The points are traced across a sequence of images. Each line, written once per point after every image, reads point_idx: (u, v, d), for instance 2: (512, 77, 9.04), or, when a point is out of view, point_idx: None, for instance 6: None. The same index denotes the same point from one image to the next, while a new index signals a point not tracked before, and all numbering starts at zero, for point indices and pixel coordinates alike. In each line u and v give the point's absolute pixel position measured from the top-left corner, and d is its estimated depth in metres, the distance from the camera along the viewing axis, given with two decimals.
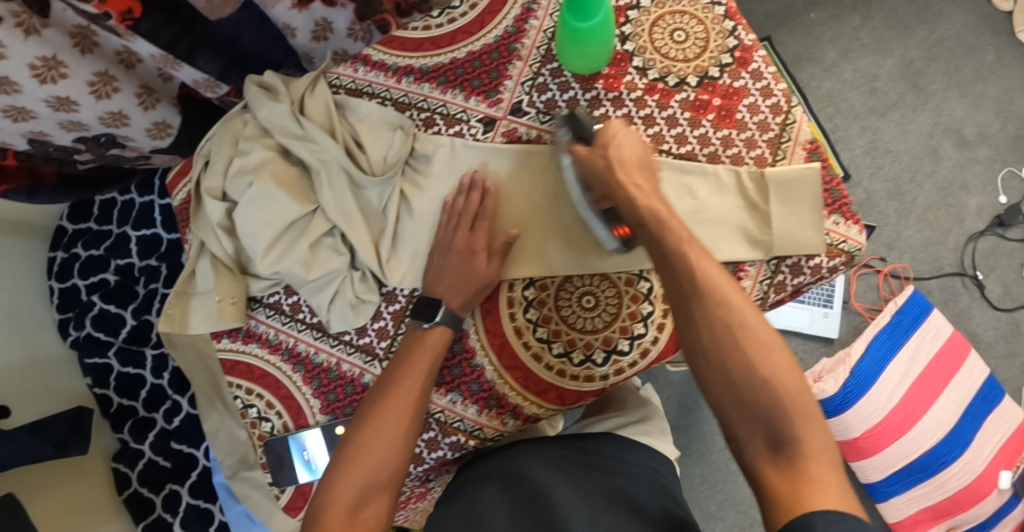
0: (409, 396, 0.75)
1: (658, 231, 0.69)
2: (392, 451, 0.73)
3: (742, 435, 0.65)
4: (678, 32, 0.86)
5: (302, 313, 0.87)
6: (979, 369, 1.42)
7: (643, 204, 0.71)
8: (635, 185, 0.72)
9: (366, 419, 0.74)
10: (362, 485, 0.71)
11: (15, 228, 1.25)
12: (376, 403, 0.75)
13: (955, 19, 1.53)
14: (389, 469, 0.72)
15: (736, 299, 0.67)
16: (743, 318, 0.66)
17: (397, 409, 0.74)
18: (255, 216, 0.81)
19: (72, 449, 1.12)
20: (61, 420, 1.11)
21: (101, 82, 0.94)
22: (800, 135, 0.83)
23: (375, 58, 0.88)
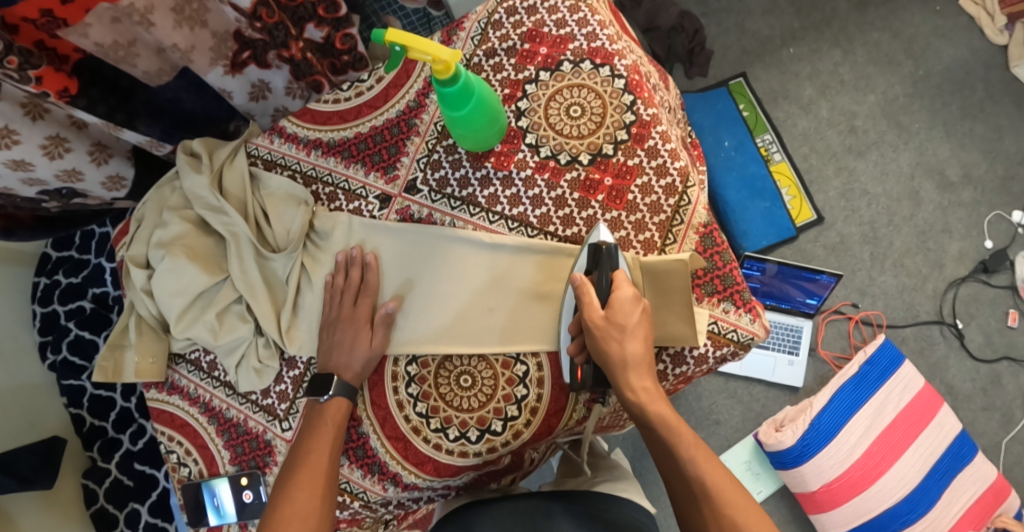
0: (319, 469, 0.78)
1: (667, 434, 0.75)
2: (309, 518, 0.75)
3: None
4: (574, 107, 0.87)
5: (217, 370, 0.94)
6: (950, 424, 1.36)
7: (614, 356, 0.74)
8: (644, 389, 0.75)
9: (284, 487, 0.77)
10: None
11: (6, 256, 1.35)
12: (293, 472, 0.78)
13: (944, 53, 1.45)
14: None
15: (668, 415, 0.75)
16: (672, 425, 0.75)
17: (313, 478, 0.77)
18: (168, 286, 0.87)
19: (38, 484, 1.22)
20: (32, 455, 1.23)
21: (53, 145, 1.00)
22: (692, 218, 0.84)
23: (289, 130, 0.92)
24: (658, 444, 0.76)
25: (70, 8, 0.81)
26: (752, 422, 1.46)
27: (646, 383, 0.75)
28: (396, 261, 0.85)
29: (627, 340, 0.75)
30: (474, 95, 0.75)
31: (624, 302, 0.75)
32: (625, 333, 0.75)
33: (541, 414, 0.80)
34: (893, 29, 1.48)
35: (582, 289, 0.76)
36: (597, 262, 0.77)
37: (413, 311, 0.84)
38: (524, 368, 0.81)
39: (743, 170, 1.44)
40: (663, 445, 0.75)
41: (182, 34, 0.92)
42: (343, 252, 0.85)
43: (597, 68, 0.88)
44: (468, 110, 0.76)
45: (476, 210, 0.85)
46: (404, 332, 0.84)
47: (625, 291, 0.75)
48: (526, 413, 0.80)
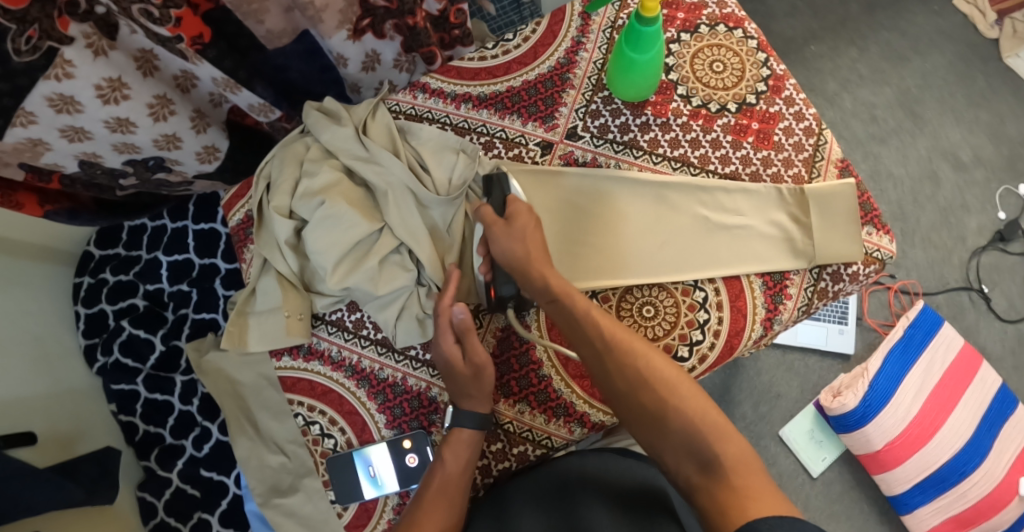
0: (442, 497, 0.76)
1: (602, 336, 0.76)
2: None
3: (672, 465, 0.70)
4: (717, 63, 0.93)
5: (365, 329, 0.90)
6: (991, 380, 1.48)
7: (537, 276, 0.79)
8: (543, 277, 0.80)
9: (412, 521, 0.75)
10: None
11: (39, 254, 1.28)
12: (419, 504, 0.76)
13: (946, 50, 1.63)
14: None
15: (607, 324, 0.77)
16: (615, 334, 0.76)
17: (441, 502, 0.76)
18: (326, 234, 0.85)
19: (100, 498, 1.12)
20: (88, 467, 1.14)
21: (159, 105, 0.97)
22: (832, 154, 0.90)
23: (433, 86, 0.93)
24: (599, 348, 0.76)
25: None
26: (809, 392, 1.53)
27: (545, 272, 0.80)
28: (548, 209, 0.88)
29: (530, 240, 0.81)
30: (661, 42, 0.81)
31: (519, 210, 0.82)
32: (519, 232, 0.81)
33: (723, 336, 0.83)
34: (900, 29, 1.65)
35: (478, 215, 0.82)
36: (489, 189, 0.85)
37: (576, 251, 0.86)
38: (703, 294, 0.84)
39: None
40: (604, 353, 0.76)
41: None
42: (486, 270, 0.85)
43: (731, 30, 0.95)
44: (652, 56, 0.82)
45: (638, 153, 0.89)
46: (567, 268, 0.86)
47: (515, 205, 0.82)
48: (710, 336, 0.83)
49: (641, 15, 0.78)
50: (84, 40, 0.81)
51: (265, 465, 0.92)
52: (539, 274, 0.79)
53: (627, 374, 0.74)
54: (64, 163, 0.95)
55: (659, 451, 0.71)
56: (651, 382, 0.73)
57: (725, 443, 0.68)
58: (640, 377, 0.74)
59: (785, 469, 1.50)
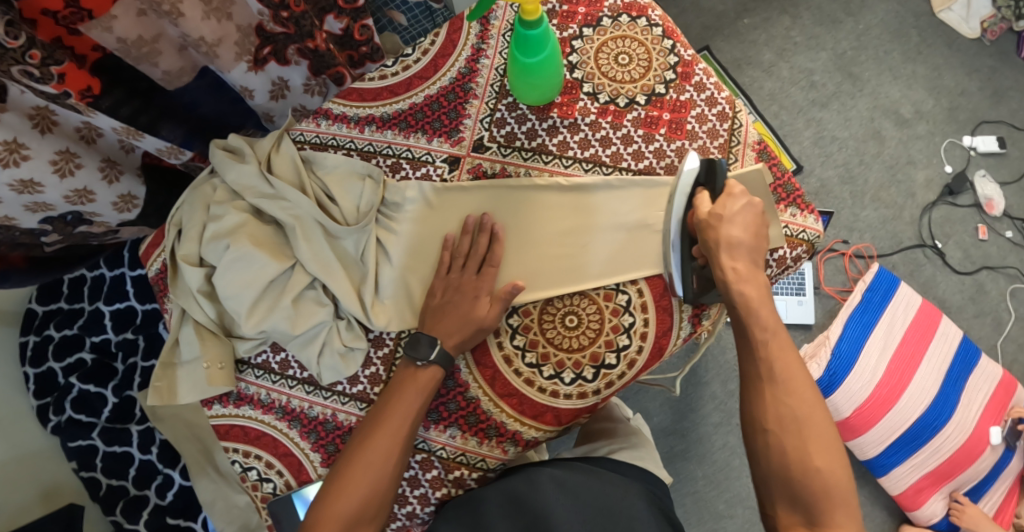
0: (397, 436, 0.76)
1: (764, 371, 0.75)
2: (373, 492, 0.75)
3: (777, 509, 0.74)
4: (622, 55, 0.91)
5: (291, 369, 0.88)
6: (953, 333, 1.47)
7: (736, 288, 0.76)
8: (734, 267, 0.77)
9: (358, 447, 0.76)
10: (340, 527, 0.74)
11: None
12: (360, 445, 0.76)
13: (878, 9, 1.61)
14: (377, 497, 0.75)
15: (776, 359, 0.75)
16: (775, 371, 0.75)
17: (382, 448, 0.76)
18: (235, 278, 0.82)
19: None
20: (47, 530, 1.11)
21: (63, 160, 0.93)
22: (748, 138, 0.89)
23: (335, 111, 0.91)
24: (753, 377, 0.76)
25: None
26: None
27: (736, 262, 0.77)
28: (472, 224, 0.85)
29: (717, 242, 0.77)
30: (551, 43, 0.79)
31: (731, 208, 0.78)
32: (726, 221, 0.78)
33: (651, 338, 0.81)
34: None
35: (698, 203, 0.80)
36: (710, 174, 0.81)
37: (517, 262, 0.83)
38: (626, 297, 0.82)
39: None
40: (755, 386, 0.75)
41: (209, 25, 0.91)
42: (474, 216, 0.83)
43: (635, 19, 0.92)
44: (546, 58, 0.79)
45: (548, 158, 0.86)
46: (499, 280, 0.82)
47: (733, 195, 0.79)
48: (637, 340, 0.81)
49: (523, 19, 0.76)
50: None
51: (232, 505, 1.11)
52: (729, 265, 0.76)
53: (783, 418, 0.73)
54: None
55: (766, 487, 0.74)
56: (802, 432, 0.73)
57: (841, 505, 0.71)
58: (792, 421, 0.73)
59: None
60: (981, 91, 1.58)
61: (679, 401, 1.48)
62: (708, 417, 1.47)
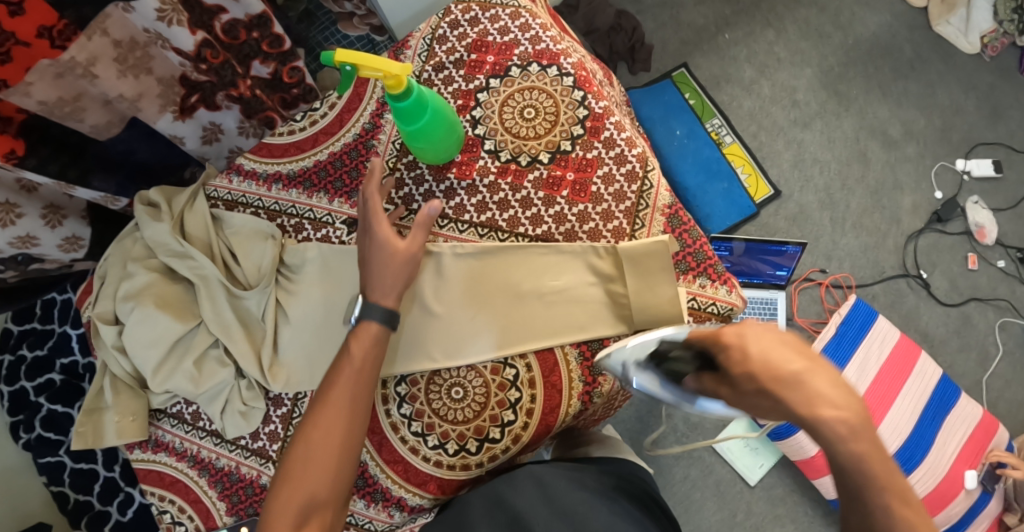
0: (344, 397, 0.73)
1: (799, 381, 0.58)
2: (329, 461, 0.70)
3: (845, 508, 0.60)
4: (528, 109, 0.88)
5: (201, 420, 0.91)
6: (931, 370, 1.40)
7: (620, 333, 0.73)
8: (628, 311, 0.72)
9: (309, 416, 0.72)
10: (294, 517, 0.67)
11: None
12: (308, 430, 0.71)
13: (869, 21, 1.52)
14: (329, 469, 0.70)
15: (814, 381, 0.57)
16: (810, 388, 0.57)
17: (331, 428, 0.71)
18: (140, 339, 0.85)
19: None
20: None
21: (4, 212, 0.98)
22: (657, 202, 0.84)
23: (247, 167, 0.92)
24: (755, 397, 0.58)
25: (10, 68, 0.81)
26: None
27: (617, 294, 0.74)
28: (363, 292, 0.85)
29: (789, 387, 0.57)
30: (427, 113, 0.77)
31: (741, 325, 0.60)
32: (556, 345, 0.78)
33: (538, 413, 0.79)
34: (819, 4, 1.54)
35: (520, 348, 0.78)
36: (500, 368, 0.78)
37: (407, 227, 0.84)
38: (514, 371, 0.80)
39: (698, 155, 1.48)
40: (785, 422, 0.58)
41: (127, 83, 0.94)
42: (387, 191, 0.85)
43: (545, 69, 0.89)
44: (423, 127, 0.78)
45: (444, 222, 0.85)
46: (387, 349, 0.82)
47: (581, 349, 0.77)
48: (522, 415, 0.79)
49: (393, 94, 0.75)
50: None
51: None
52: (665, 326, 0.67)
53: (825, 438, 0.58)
54: None
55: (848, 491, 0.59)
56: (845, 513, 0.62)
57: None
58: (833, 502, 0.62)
59: (723, 479, 1.43)
60: (978, 110, 1.50)
61: (638, 432, 1.46)
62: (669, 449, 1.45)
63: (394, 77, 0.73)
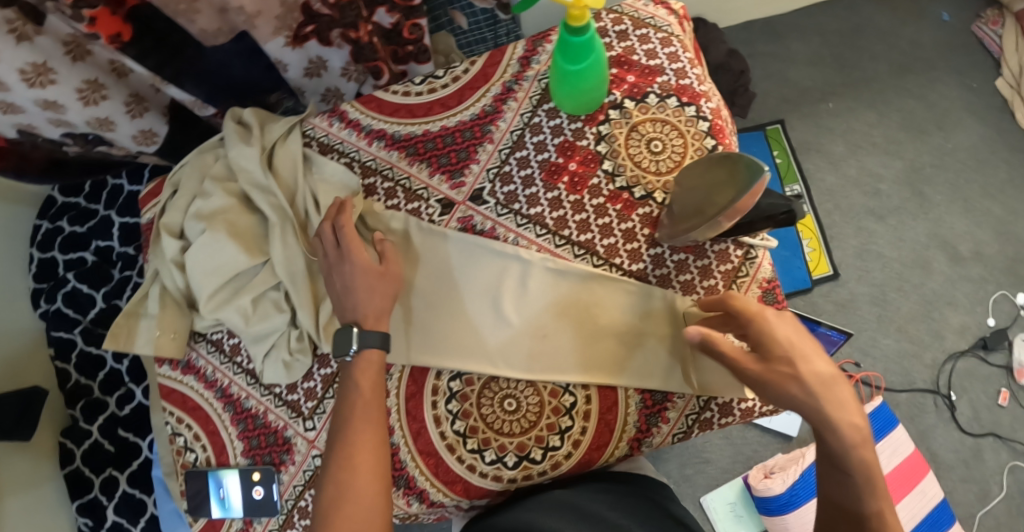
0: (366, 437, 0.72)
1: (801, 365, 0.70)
2: (368, 503, 0.70)
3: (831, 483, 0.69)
4: (655, 141, 0.86)
5: (240, 356, 0.88)
6: (932, 493, 1.40)
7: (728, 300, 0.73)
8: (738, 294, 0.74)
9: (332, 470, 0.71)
10: None
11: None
12: (341, 483, 0.70)
13: (973, 130, 1.49)
14: (371, 514, 0.69)
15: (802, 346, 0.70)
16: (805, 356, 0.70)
17: (363, 476, 0.71)
18: (203, 261, 0.81)
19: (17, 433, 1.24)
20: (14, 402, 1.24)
21: (89, 90, 0.96)
22: (758, 272, 0.81)
23: (351, 115, 0.89)
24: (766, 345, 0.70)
25: None
26: (741, 464, 1.46)
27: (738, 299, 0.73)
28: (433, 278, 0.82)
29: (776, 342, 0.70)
30: (582, 61, 0.78)
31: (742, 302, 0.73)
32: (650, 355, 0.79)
33: (583, 447, 0.78)
34: (927, 99, 1.49)
35: (607, 359, 0.79)
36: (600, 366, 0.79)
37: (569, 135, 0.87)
38: (572, 399, 0.78)
39: None
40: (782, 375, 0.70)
41: None
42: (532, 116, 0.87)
43: (682, 106, 0.87)
44: (571, 70, 0.79)
45: (542, 231, 0.83)
46: (425, 350, 0.80)
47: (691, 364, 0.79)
48: (568, 445, 0.78)
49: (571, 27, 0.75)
50: (6, 24, 0.83)
51: None
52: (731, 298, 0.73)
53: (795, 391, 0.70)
54: (4, 130, 1.00)
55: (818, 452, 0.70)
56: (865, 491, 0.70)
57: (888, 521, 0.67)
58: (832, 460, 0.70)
59: None
60: None
61: None
62: None
63: (579, 8, 0.73)
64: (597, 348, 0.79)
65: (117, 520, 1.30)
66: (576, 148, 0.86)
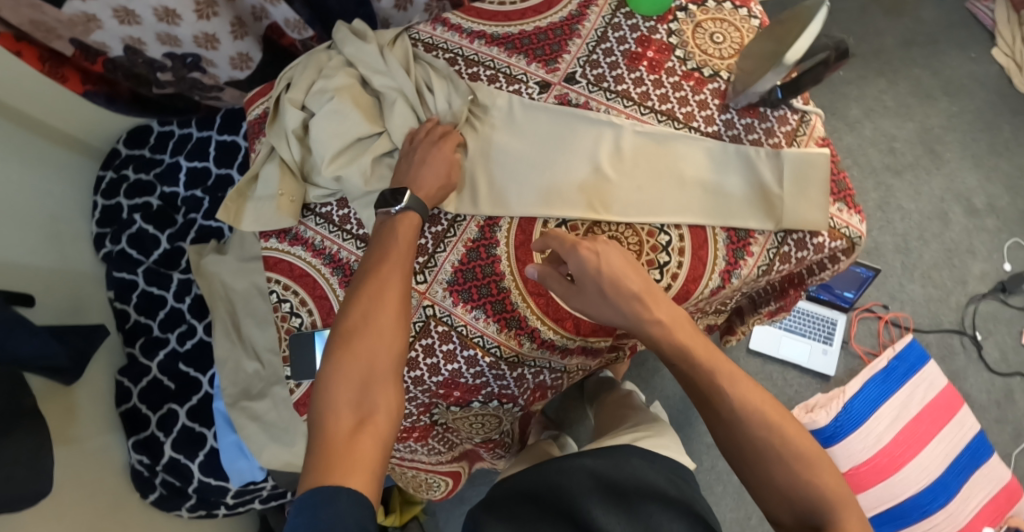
0: (394, 275, 0.80)
1: (725, 379, 0.77)
2: (387, 332, 0.76)
3: (773, 506, 0.75)
4: (716, 35, 0.98)
5: (349, 224, 0.95)
6: (969, 424, 1.45)
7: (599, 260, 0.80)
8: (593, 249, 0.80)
9: (361, 296, 0.78)
10: (356, 388, 0.72)
11: (61, 139, 1.39)
12: (368, 312, 0.76)
13: (975, 96, 1.64)
14: (390, 343, 0.75)
15: (724, 367, 0.78)
16: (730, 378, 0.77)
17: (388, 309, 0.77)
18: (328, 127, 0.91)
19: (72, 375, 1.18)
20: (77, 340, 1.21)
21: (204, 5, 1.07)
22: (813, 131, 0.92)
23: (452, 21, 1.00)
24: (679, 351, 0.79)
25: None
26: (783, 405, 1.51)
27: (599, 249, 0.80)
28: (538, 144, 0.92)
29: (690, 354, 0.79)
30: None
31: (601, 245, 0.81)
32: (732, 201, 0.88)
33: (681, 280, 0.87)
34: (932, 68, 1.66)
35: (696, 206, 0.88)
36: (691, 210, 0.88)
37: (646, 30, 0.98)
38: (667, 238, 0.88)
39: None
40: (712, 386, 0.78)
41: None
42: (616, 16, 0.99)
43: (736, 9, 0.99)
44: None
45: (629, 103, 0.93)
46: (534, 203, 0.89)
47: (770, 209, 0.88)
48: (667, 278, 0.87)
49: None
50: None
51: (242, 369, 1.22)
52: (589, 251, 0.80)
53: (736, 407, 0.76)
54: (110, 45, 1.10)
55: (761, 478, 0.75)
56: (773, 448, 0.74)
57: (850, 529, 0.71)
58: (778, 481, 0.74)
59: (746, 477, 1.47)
60: None
61: (677, 413, 1.49)
62: (702, 435, 1.49)
63: None
64: (684, 195, 0.89)
65: (175, 455, 1.31)
66: (651, 41, 0.97)
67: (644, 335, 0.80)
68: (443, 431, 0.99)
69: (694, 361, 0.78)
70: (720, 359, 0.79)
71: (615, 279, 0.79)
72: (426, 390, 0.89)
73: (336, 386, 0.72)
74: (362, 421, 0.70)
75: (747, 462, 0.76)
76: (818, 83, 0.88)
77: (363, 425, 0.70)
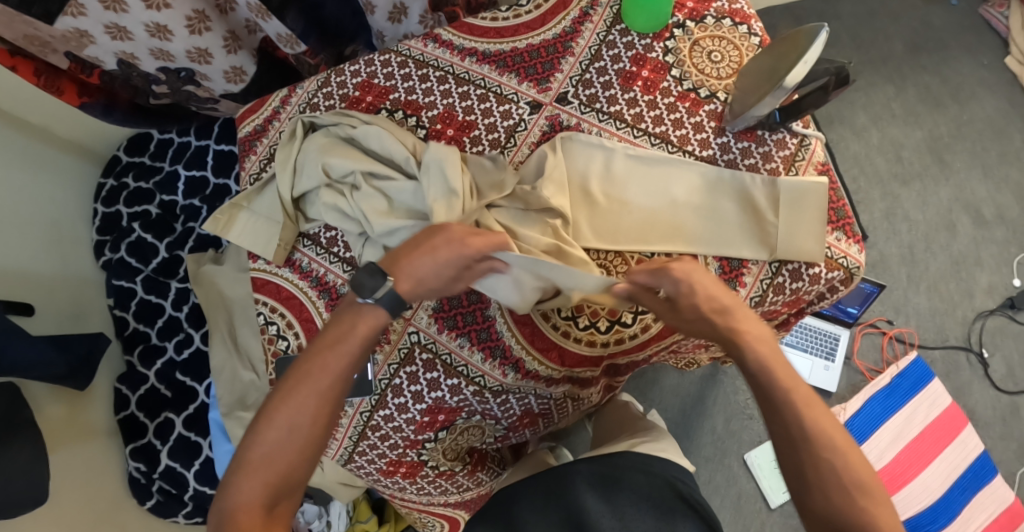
0: (331, 375, 0.73)
1: (805, 403, 0.75)
2: (313, 432, 0.72)
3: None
4: (715, 53, 0.95)
5: (336, 247, 0.95)
6: (973, 443, 1.43)
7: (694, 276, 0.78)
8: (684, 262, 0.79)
9: (293, 393, 0.72)
10: (270, 487, 0.70)
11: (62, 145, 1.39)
12: (294, 411, 0.71)
13: (987, 103, 1.60)
14: (313, 443, 0.72)
15: (800, 386, 0.76)
16: (808, 402, 0.75)
17: (316, 410, 0.72)
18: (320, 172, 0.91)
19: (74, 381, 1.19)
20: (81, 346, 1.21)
21: (196, 19, 1.06)
22: (813, 156, 0.89)
23: (444, 37, 0.98)
24: (758, 366, 0.77)
25: None
26: None
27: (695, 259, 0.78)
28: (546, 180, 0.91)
29: (764, 365, 0.76)
30: None
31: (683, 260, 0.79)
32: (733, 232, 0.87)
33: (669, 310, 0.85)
34: (943, 74, 1.62)
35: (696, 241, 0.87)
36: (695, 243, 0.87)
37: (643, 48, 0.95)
38: None
39: None
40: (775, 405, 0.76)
41: None
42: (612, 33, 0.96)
43: (736, 26, 0.96)
44: None
45: (621, 125, 0.92)
46: None
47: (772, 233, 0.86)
48: None
49: None
50: None
51: (238, 377, 1.20)
52: (685, 271, 0.78)
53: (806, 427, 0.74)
54: (104, 58, 1.07)
55: (821, 503, 0.73)
56: (839, 477, 0.72)
57: None
58: (835, 506, 0.72)
59: (745, 492, 1.45)
60: None
61: (675, 425, 1.49)
62: (700, 448, 1.48)
63: None
64: (687, 229, 0.87)
65: (171, 463, 1.32)
66: (646, 59, 0.95)
67: (734, 353, 0.78)
68: (434, 475, 0.95)
69: (773, 376, 0.76)
70: (801, 383, 0.76)
71: (710, 294, 0.78)
72: (412, 418, 0.89)
73: (247, 483, 0.70)
74: (268, 521, 0.69)
75: (810, 488, 0.73)
76: (818, 108, 0.86)
77: (271, 522, 0.70)
